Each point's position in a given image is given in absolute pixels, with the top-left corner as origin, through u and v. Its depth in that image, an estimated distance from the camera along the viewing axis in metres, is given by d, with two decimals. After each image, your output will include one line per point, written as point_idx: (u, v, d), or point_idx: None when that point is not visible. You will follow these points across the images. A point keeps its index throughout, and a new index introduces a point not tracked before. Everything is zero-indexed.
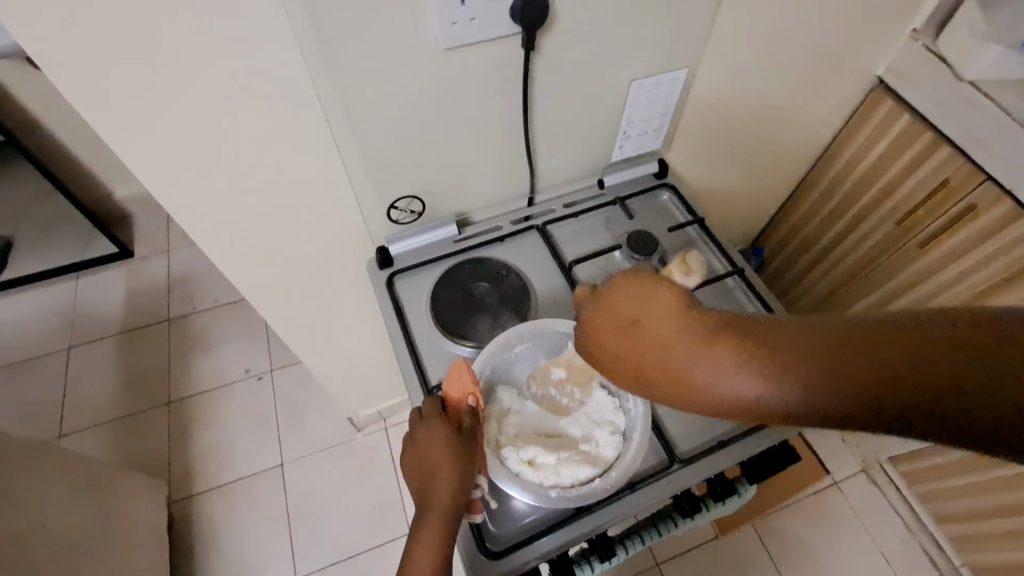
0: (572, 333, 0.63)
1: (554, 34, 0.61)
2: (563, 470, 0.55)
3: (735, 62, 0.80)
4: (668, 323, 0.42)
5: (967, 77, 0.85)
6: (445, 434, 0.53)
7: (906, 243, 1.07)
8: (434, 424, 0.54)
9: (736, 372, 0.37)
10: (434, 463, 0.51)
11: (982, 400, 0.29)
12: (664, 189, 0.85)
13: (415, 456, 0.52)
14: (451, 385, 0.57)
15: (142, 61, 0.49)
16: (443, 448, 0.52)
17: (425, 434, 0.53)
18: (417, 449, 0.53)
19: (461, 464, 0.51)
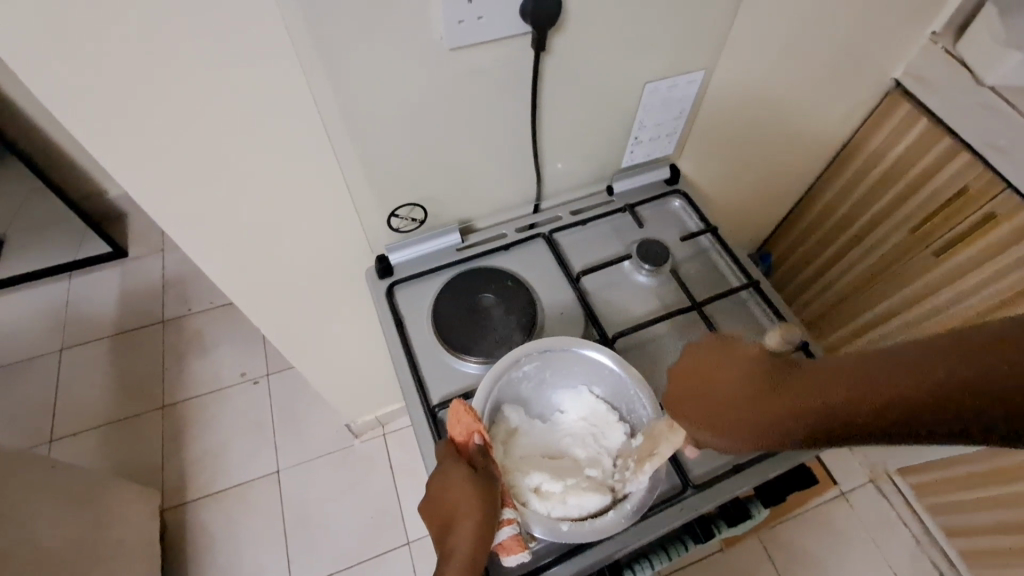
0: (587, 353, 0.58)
1: (565, 34, 0.58)
2: (571, 499, 0.51)
3: (751, 64, 0.76)
4: (722, 373, 0.48)
5: (991, 82, 0.82)
6: (455, 477, 0.49)
7: (922, 250, 1.03)
8: (445, 470, 0.50)
9: (789, 422, 0.42)
10: (450, 513, 0.47)
11: (992, 412, 0.32)
12: (675, 196, 0.82)
13: (434, 506, 0.49)
14: (455, 425, 0.53)
15: (127, 62, 0.46)
16: (456, 494, 0.48)
17: (439, 482, 0.50)
18: (434, 500, 0.49)
19: (477, 507, 0.46)
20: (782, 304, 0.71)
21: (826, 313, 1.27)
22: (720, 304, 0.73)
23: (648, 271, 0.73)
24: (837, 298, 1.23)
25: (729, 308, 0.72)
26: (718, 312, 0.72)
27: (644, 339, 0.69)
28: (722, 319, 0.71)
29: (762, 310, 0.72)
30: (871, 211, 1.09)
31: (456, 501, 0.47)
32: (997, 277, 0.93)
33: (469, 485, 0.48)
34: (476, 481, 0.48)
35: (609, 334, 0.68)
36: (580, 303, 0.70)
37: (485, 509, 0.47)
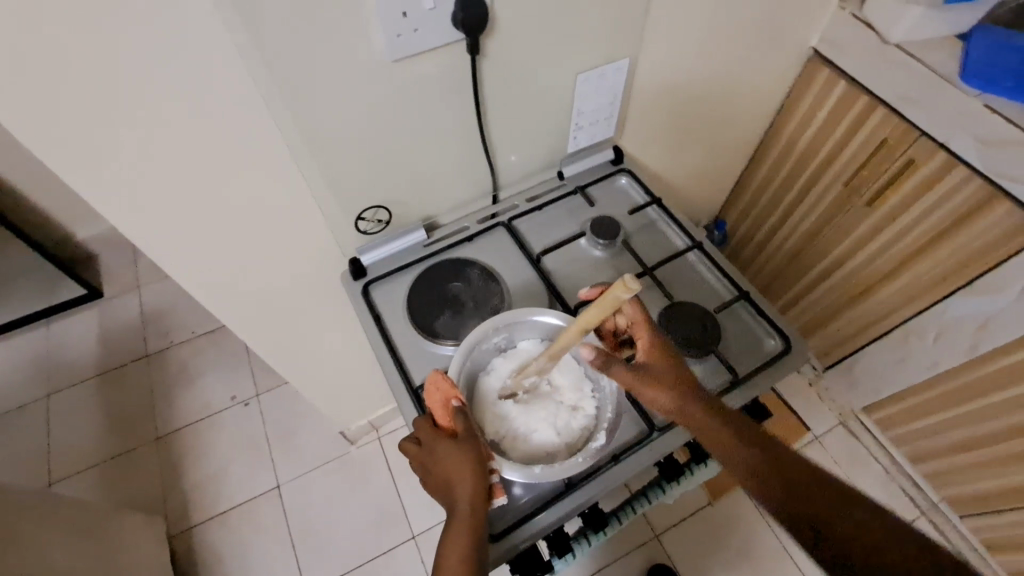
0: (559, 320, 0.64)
1: (496, 38, 0.64)
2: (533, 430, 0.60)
3: (675, 46, 0.83)
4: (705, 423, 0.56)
5: (894, 41, 0.90)
6: (448, 445, 0.54)
7: (854, 202, 1.11)
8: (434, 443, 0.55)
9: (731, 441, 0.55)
10: (447, 480, 0.53)
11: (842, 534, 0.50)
12: (621, 174, 0.89)
13: (431, 474, 0.55)
14: (432, 396, 0.58)
15: (98, 102, 0.50)
16: (450, 462, 0.54)
17: (431, 454, 0.55)
18: (430, 470, 0.55)
19: (470, 469, 0.53)
20: (724, 261, 0.78)
21: (781, 272, 1.36)
22: (669, 267, 0.79)
23: (603, 245, 0.79)
24: (789, 257, 1.32)
25: (678, 270, 0.79)
26: (668, 275, 0.78)
27: None
28: (673, 280, 0.78)
29: (708, 267, 0.79)
30: (807, 171, 1.17)
31: (451, 469, 0.53)
32: (920, 219, 1.01)
33: (459, 450, 0.54)
34: (464, 447, 0.54)
35: (572, 305, 0.74)
36: (542, 281, 0.76)
37: (479, 471, 0.53)
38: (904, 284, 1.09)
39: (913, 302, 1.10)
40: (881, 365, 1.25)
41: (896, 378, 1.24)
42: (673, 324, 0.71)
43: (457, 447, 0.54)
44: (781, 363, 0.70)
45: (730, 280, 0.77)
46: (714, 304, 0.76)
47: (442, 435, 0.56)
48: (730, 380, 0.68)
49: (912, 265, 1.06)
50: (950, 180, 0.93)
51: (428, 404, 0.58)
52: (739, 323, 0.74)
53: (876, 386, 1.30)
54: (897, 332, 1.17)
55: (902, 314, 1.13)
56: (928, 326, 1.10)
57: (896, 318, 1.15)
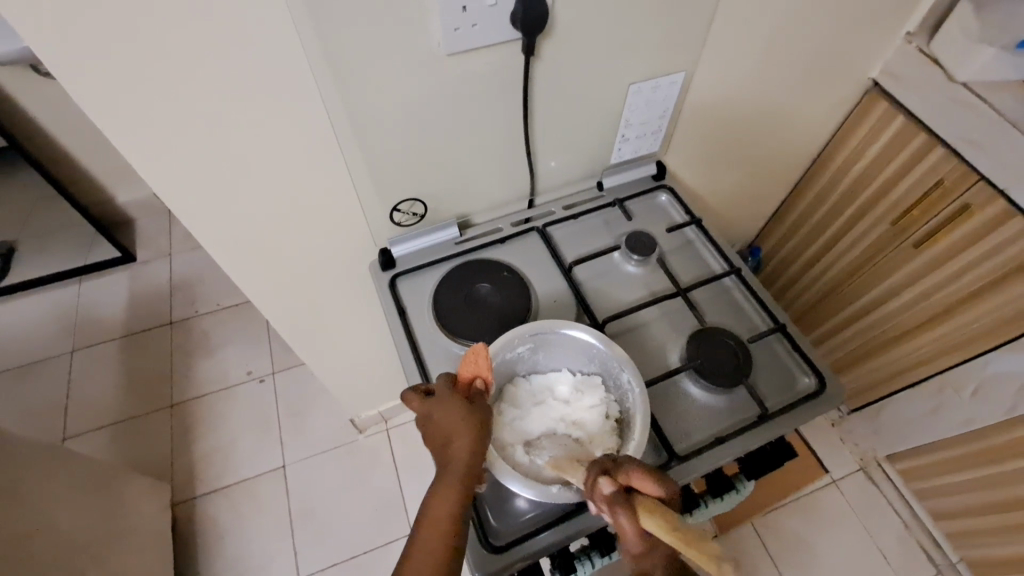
0: (570, 331, 0.62)
1: (551, 40, 0.63)
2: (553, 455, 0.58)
3: (732, 65, 0.81)
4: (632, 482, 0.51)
5: (961, 79, 0.86)
6: (459, 410, 0.52)
7: (901, 243, 1.06)
8: (443, 401, 0.53)
9: None
10: (445, 441, 0.51)
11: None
12: (662, 190, 0.87)
13: (430, 429, 0.52)
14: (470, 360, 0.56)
15: (154, 67, 0.51)
16: (449, 430, 0.51)
17: (436, 410, 0.52)
18: (427, 428, 0.52)
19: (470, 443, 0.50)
20: (763, 291, 0.75)
21: (816, 305, 1.31)
22: (703, 291, 0.77)
23: (637, 261, 0.77)
24: (824, 291, 1.27)
25: (713, 295, 0.76)
26: (701, 299, 0.76)
27: (633, 325, 0.73)
28: (707, 305, 0.75)
29: (745, 296, 0.76)
30: (855, 204, 1.12)
31: (455, 438, 0.51)
32: (972, 266, 0.96)
33: (466, 421, 0.51)
34: (474, 413, 0.52)
35: (599, 319, 0.72)
36: (573, 292, 0.74)
37: (478, 446, 0.51)
38: (946, 332, 1.05)
39: (955, 351, 1.05)
40: (911, 415, 1.20)
41: (926, 428, 1.18)
42: (704, 350, 0.69)
43: (467, 415, 0.52)
44: (814, 404, 0.67)
45: (767, 311, 0.74)
46: (747, 333, 0.73)
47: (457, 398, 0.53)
48: (757, 416, 0.66)
49: (958, 313, 1.01)
50: (1007, 229, 0.88)
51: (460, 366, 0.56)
52: (773, 357, 0.71)
53: (903, 435, 1.24)
54: (932, 381, 1.12)
55: (942, 363, 1.09)
56: (967, 378, 1.05)
57: (933, 367, 1.11)
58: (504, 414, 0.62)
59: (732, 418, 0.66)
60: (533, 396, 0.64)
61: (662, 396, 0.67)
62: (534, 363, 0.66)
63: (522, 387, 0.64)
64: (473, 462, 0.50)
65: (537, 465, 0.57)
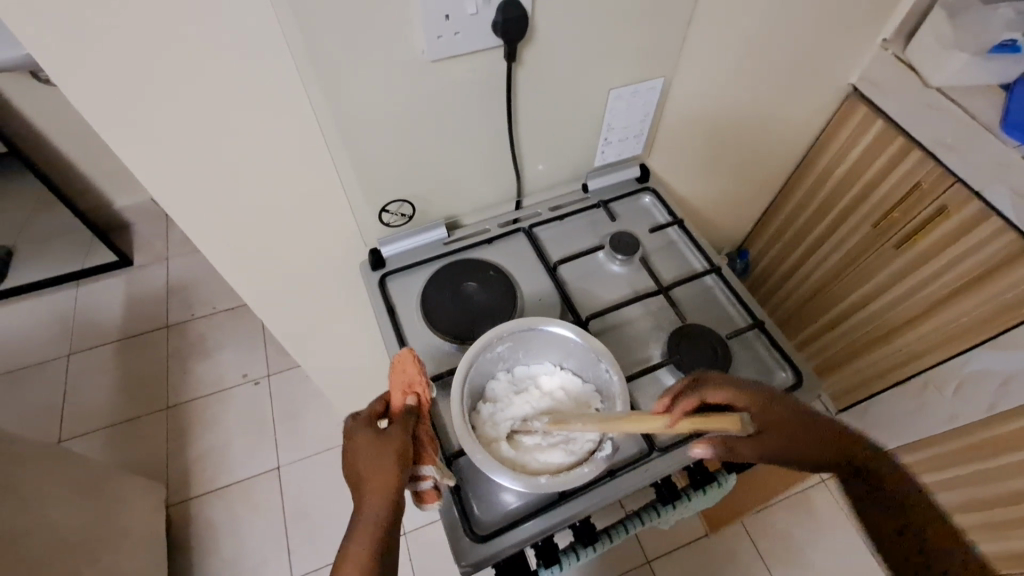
0: (548, 327, 0.64)
1: (533, 47, 0.65)
2: (539, 453, 0.59)
3: (712, 71, 0.84)
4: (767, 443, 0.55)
5: (935, 84, 0.89)
6: (372, 437, 0.54)
7: (883, 244, 1.09)
8: (360, 430, 0.55)
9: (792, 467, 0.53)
10: (360, 468, 0.53)
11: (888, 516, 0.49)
12: (645, 193, 0.89)
13: (350, 456, 0.54)
14: (394, 379, 0.57)
15: (149, 73, 0.53)
16: (364, 456, 0.53)
17: (355, 438, 0.55)
18: (348, 456, 0.55)
19: (382, 466, 0.52)
20: (743, 289, 0.78)
21: (803, 306, 1.33)
22: (685, 290, 0.79)
23: (621, 261, 0.79)
24: (810, 292, 1.30)
25: (694, 293, 0.79)
26: (682, 297, 0.78)
27: (616, 323, 0.75)
28: (687, 303, 0.78)
29: (725, 294, 0.78)
30: (837, 207, 1.15)
31: (369, 471, 0.53)
32: (950, 266, 0.98)
33: (378, 447, 0.53)
34: (390, 440, 0.54)
35: (583, 317, 0.74)
36: (558, 291, 0.76)
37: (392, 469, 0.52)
38: (926, 331, 1.07)
39: (936, 351, 1.07)
40: (896, 415, 1.22)
41: (912, 426, 1.20)
42: (684, 345, 0.71)
43: (380, 443, 0.53)
44: None
45: (746, 308, 0.76)
46: (727, 329, 0.75)
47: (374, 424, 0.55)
48: None
49: (938, 312, 1.04)
50: (982, 230, 0.91)
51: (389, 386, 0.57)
52: (751, 352, 0.73)
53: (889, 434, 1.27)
54: (915, 380, 1.14)
55: (923, 362, 1.11)
56: (949, 377, 1.07)
57: (915, 367, 1.13)
58: (485, 411, 0.63)
59: None
60: (515, 393, 0.65)
61: (644, 391, 0.69)
62: (515, 361, 0.67)
63: (507, 384, 0.66)
64: (383, 491, 0.51)
65: (524, 459, 0.59)
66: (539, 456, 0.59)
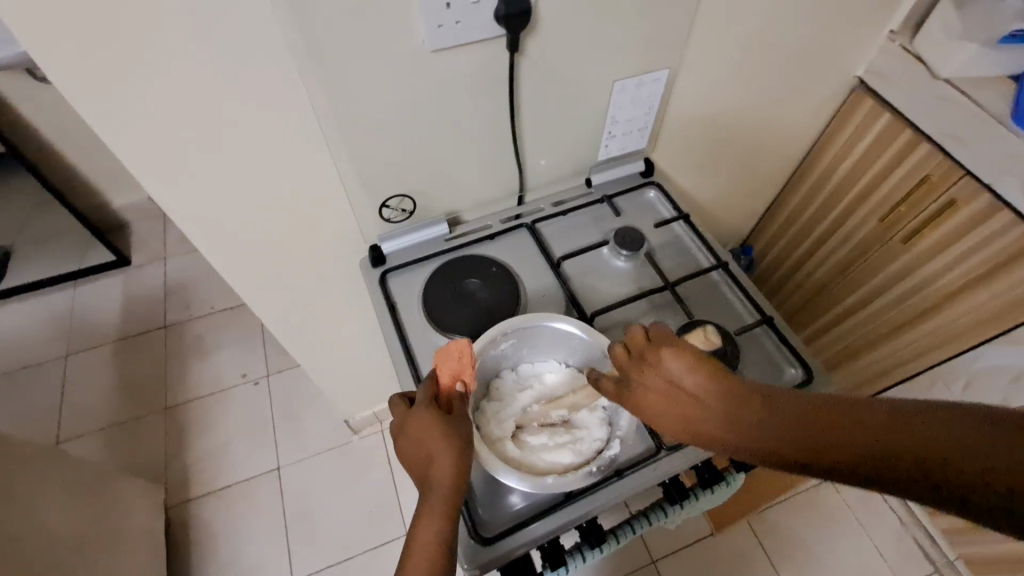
0: (553, 323, 0.63)
1: (536, 37, 0.64)
2: (545, 452, 0.58)
3: (717, 63, 0.82)
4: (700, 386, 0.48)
5: (943, 76, 0.88)
6: (438, 422, 0.51)
7: (889, 239, 1.07)
8: (423, 415, 0.52)
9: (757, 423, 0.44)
10: (428, 452, 0.50)
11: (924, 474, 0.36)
12: (650, 187, 0.87)
13: (412, 441, 0.51)
14: (443, 364, 0.56)
15: (141, 65, 0.51)
16: (430, 441, 0.51)
17: (415, 426, 0.52)
18: (408, 442, 0.52)
19: (453, 452, 0.50)
20: (750, 284, 0.76)
21: (807, 303, 1.32)
22: (691, 285, 0.77)
23: (625, 256, 0.78)
24: (816, 288, 1.28)
25: (701, 289, 0.77)
26: (689, 293, 0.77)
27: (622, 319, 0.74)
28: (694, 299, 0.76)
29: (732, 289, 0.77)
30: (842, 202, 1.14)
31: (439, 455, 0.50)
32: (959, 260, 0.97)
33: (446, 432, 0.51)
34: (452, 430, 0.51)
35: (588, 313, 0.73)
36: (562, 287, 0.75)
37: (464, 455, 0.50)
38: (935, 327, 1.05)
39: (945, 347, 1.06)
40: None
41: None
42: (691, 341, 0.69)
43: (444, 433, 0.51)
44: None
45: (755, 304, 0.74)
46: (735, 325, 0.74)
47: (435, 408, 0.53)
48: None
49: (946, 309, 1.02)
50: (993, 223, 0.89)
51: (435, 368, 0.57)
52: (759, 348, 0.72)
53: None
54: (923, 377, 1.13)
55: (930, 360, 1.10)
56: (958, 374, 1.06)
57: (924, 363, 1.11)
58: (489, 410, 0.62)
59: None
60: (519, 390, 0.64)
61: None
62: (519, 358, 0.66)
63: (511, 381, 0.65)
64: (456, 478, 0.49)
65: (530, 458, 0.57)
66: (545, 456, 0.58)
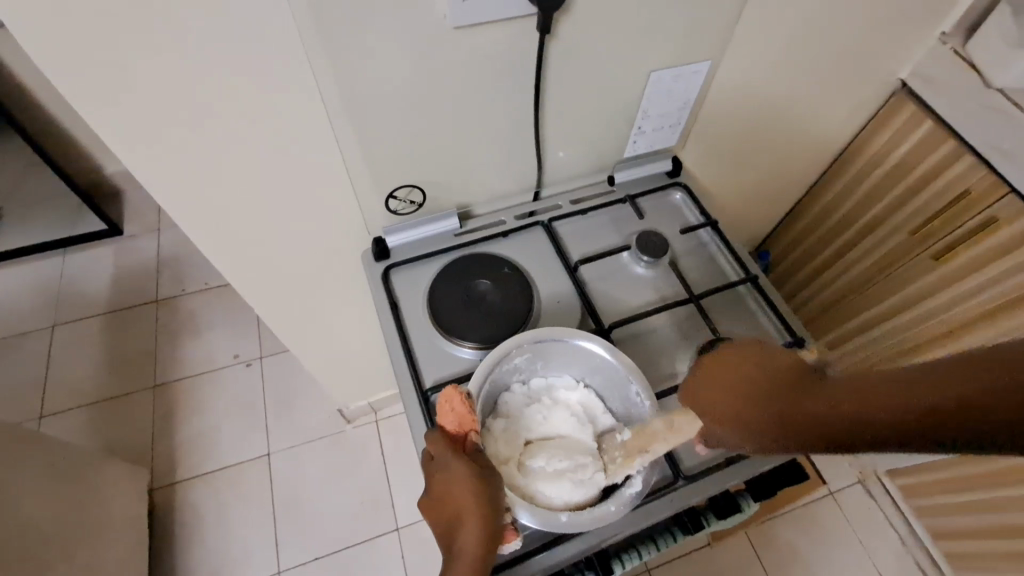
0: (575, 339, 0.58)
1: (569, 18, 0.57)
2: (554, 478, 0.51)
3: (759, 57, 0.75)
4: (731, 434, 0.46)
5: (998, 85, 0.80)
6: (462, 474, 0.47)
7: (920, 254, 1.02)
8: (447, 467, 0.48)
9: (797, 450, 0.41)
10: (452, 509, 0.46)
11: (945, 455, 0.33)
12: (676, 189, 0.81)
13: (437, 496, 0.48)
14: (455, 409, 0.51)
15: (123, 29, 0.45)
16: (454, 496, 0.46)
17: (438, 477, 0.48)
18: (434, 496, 0.48)
19: (479, 510, 0.45)
20: (780, 301, 0.71)
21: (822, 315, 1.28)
22: (716, 298, 0.72)
23: (647, 263, 0.72)
24: (834, 298, 1.24)
25: (726, 302, 0.72)
26: (713, 307, 0.71)
27: (642, 331, 0.69)
28: (718, 314, 0.71)
29: (759, 305, 0.71)
30: (870, 213, 1.08)
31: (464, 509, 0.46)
32: (989, 283, 0.94)
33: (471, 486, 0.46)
34: (480, 485, 0.46)
35: (605, 324, 0.68)
36: (578, 294, 0.69)
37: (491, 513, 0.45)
38: None
39: None
40: None
41: None
42: None
43: (473, 488, 0.46)
44: None
45: (784, 322, 0.69)
46: None
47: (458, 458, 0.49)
48: None
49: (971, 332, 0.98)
50: None
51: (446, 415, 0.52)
52: None
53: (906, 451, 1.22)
54: None
55: None
56: None
57: None
58: (497, 426, 0.57)
59: None
60: (530, 405, 0.59)
61: (671, 412, 0.63)
62: (531, 371, 0.61)
63: (521, 395, 0.60)
64: (483, 539, 0.44)
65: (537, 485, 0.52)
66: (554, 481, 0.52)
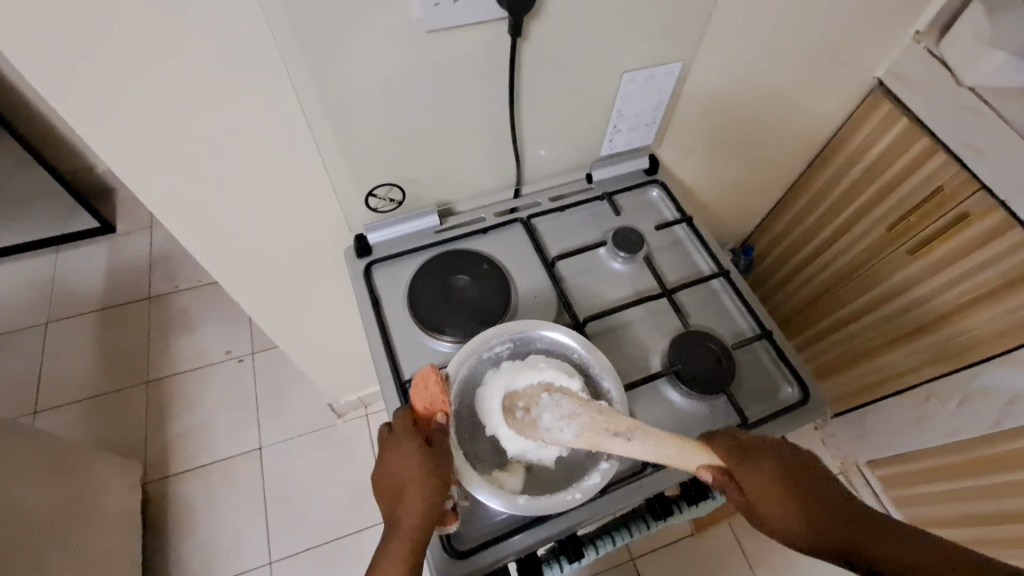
0: (552, 332, 0.60)
1: (540, 21, 0.59)
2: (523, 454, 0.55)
3: (733, 56, 0.77)
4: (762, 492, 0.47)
5: (968, 83, 0.82)
6: (413, 453, 0.49)
7: (895, 249, 1.04)
8: (401, 445, 0.50)
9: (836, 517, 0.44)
10: (401, 485, 0.49)
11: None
12: (653, 186, 0.84)
13: (388, 471, 0.50)
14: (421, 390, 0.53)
15: (104, 34, 0.47)
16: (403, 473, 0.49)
17: (392, 451, 0.51)
18: (386, 470, 0.50)
19: (424, 488, 0.48)
20: (751, 295, 0.73)
21: (803, 310, 1.30)
22: (690, 293, 0.74)
23: (623, 258, 0.74)
24: (814, 293, 1.26)
25: (700, 297, 0.74)
26: (687, 301, 0.73)
27: (616, 325, 0.71)
28: (691, 308, 0.73)
29: (731, 300, 0.74)
30: (849, 209, 1.10)
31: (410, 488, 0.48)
32: (965, 278, 0.94)
33: (421, 465, 0.49)
34: (430, 465, 0.49)
35: (580, 317, 0.70)
36: (555, 289, 0.72)
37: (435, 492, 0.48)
38: (933, 342, 1.03)
39: (943, 363, 1.04)
40: (894, 423, 1.19)
41: (908, 437, 1.18)
42: (685, 354, 0.66)
43: (427, 467, 0.49)
44: (794, 413, 0.65)
45: (754, 316, 0.71)
46: (733, 338, 0.71)
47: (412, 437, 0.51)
48: (737, 424, 0.63)
49: (945, 326, 1.00)
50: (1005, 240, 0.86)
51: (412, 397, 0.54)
52: (756, 363, 0.69)
53: (884, 442, 1.24)
54: (917, 391, 1.11)
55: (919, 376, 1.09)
56: (955, 390, 1.04)
57: (919, 376, 1.09)
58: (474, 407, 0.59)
59: (712, 425, 0.64)
60: None
61: (642, 402, 0.65)
62: None
63: None
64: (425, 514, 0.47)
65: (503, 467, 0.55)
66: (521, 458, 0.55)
